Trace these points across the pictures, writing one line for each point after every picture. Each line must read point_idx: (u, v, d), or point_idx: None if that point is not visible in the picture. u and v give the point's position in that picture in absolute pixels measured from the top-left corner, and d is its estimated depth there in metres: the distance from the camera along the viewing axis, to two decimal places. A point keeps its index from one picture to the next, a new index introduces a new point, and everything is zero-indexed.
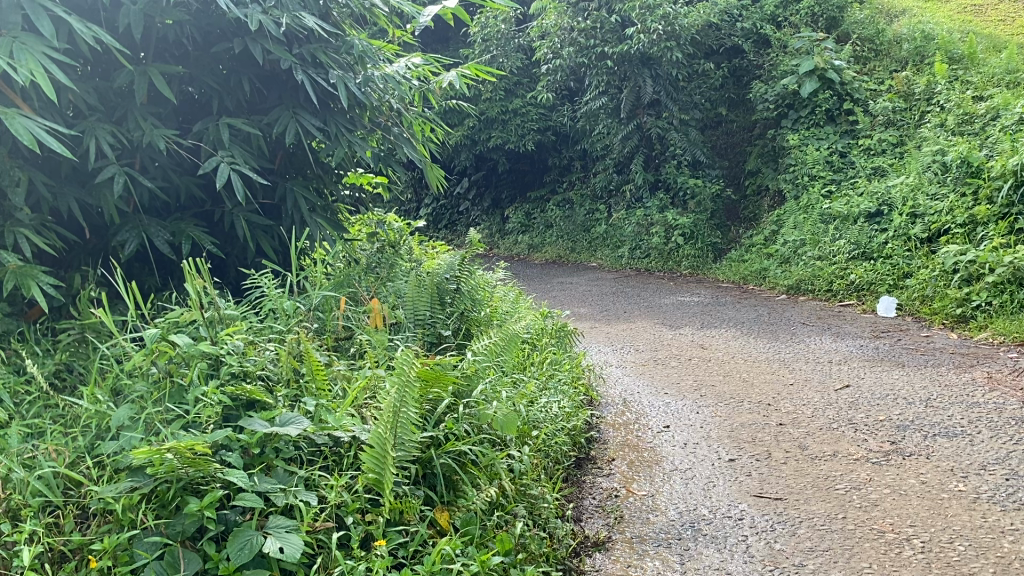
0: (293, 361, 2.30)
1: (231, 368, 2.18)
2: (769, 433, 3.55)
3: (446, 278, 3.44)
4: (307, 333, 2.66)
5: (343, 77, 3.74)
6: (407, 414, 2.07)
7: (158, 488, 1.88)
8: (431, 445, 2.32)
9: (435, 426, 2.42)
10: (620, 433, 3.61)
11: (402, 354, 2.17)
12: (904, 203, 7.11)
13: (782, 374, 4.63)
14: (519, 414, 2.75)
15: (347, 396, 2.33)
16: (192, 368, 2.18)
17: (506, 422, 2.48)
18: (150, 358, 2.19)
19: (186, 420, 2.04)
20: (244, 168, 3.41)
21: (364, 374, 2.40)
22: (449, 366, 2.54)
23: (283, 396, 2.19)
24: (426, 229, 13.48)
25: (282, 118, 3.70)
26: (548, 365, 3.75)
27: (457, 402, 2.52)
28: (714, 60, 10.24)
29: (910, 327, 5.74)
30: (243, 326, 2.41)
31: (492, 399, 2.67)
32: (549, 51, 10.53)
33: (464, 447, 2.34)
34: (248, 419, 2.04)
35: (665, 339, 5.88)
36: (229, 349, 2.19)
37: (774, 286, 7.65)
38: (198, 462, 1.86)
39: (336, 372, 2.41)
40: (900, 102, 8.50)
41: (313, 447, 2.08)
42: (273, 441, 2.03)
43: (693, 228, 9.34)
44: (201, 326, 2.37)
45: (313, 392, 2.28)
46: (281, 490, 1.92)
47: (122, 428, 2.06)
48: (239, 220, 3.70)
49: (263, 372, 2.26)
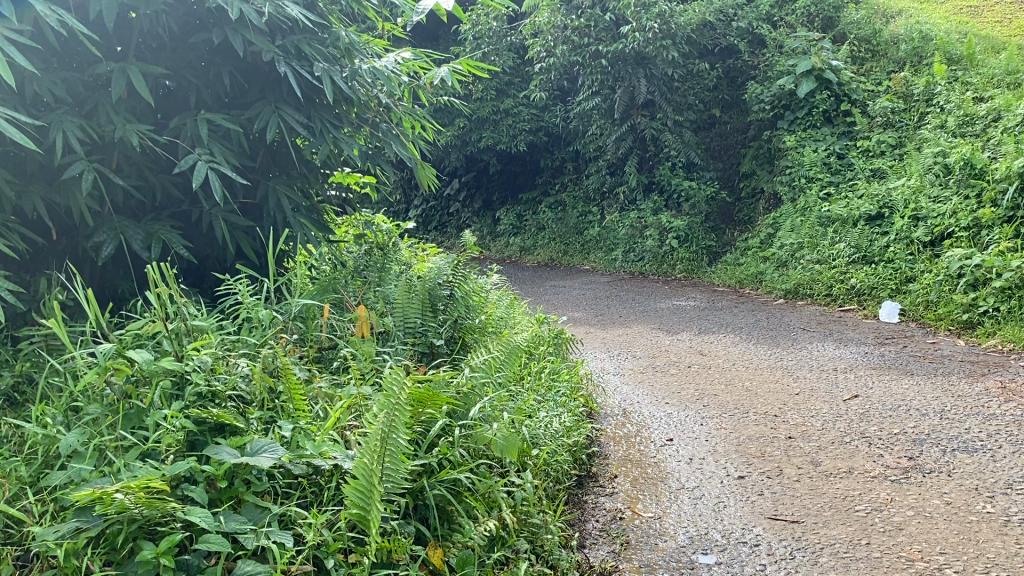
0: (267, 380, 2.09)
1: (197, 389, 1.97)
2: (779, 447, 3.36)
3: (439, 283, 3.24)
4: (285, 345, 2.44)
5: (328, 70, 3.53)
6: (395, 443, 1.86)
7: (107, 529, 1.66)
8: (423, 474, 2.11)
9: (427, 451, 2.21)
10: (622, 447, 3.42)
11: (390, 375, 1.96)
12: (906, 206, 6.94)
13: (788, 383, 4.44)
14: (518, 433, 2.55)
15: (329, 418, 2.12)
16: (152, 389, 1.98)
17: (504, 447, 2.28)
18: (104, 377, 1.98)
19: (145, 449, 1.83)
20: (223, 166, 3.20)
21: (350, 395, 2.20)
22: (441, 384, 2.34)
23: (255, 419, 1.98)
24: (416, 232, 13.26)
25: (263, 113, 3.49)
26: (546, 376, 3.54)
27: (450, 425, 2.32)
28: (710, 60, 10.09)
29: (915, 334, 5.56)
30: (212, 340, 2.19)
31: (489, 418, 2.47)
32: (542, 49, 10.36)
33: (459, 475, 2.13)
34: (214, 447, 1.83)
35: (663, 345, 5.70)
36: (194, 367, 1.99)
37: (772, 290, 7.47)
38: (153, 501, 1.64)
39: (317, 391, 2.21)
40: (899, 102, 8.34)
41: (290, 478, 1.88)
42: (242, 473, 1.81)
43: (688, 230, 9.17)
44: (165, 340, 2.16)
45: (290, 413, 2.07)
46: (251, 530, 1.71)
47: (71, 457, 1.85)
48: (217, 221, 3.48)
49: (235, 390, 2.06)
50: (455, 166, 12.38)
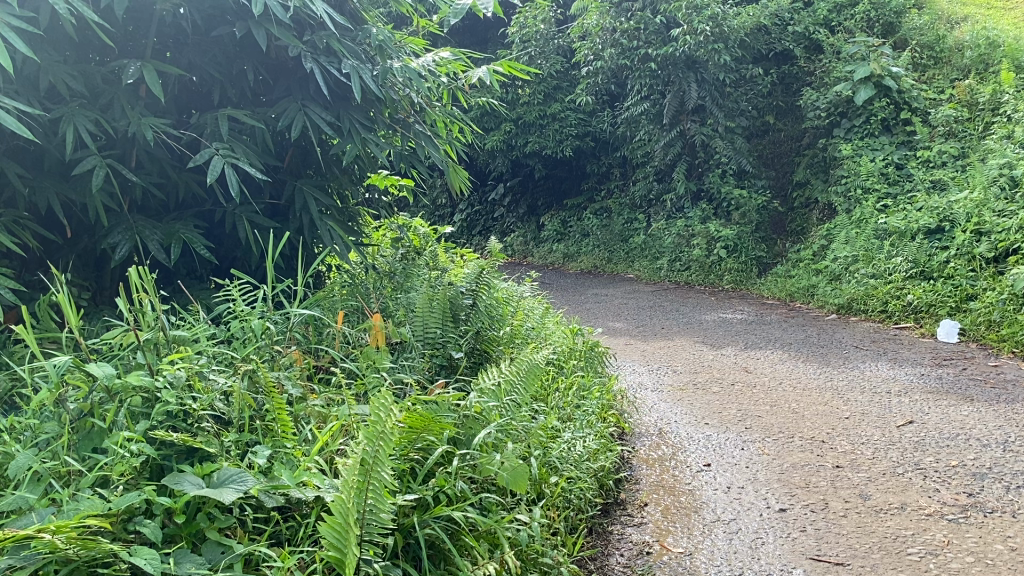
0: (249, 397, 1.95)
1: (167, 408, 1.84)
2: (825, 477, 3.12)
3: (461, 292, 3.07)
4: (285, 359, 2.30)
5: (356, 67, 3.37)
6: (380, 478, 1.70)
7: (42, 569, 1.50)
8: (416, 509, 1.94)
9: (425, 483, 2.05)
10: (655, 471, 3.21)
11: (378, 401, 1.80)
12: (968, 220, 6.59)
13: (837, 407, 4.17)
14: (535, 459, 2.36)
15: (318, 442, 1.98)
16: (117, 408, 1.84)
17: (511, 478, 2.10)
18: (58, 396, 1.85)
19: (100, 476, 1.68)
20: (241, 163, 3.05)
21: (344, 417, 2.05)
22: (443, 408, 2.18)
23: (227, 442, 1.85)
24: (460, 237, 13.13)
25: (289, 110, 3.34)
26: (574, 393, 3.33)
27: (453, 452, 2.15)
28: (764, 65, 9.80)
29: (977, 356, 5.24)
30: (191, 354, 2.06)
31: (501, 445, 2.29)
32: (590, 53, 10.18)
33: (456, 512, 1.94)
34: (176, 475, 1.69)
35: (706, 360, 5.45)
36: (164, 383, 1.85)
37: (824, 305, 7.16)
38: (90, 541, 1.49)
39: (309, 410, 2.09)
40: (963, 111, 7.97)
41: (260, 513, 1.74)
42: (208, 505, 1.68)
43: (737, 240, 8.88)
44: (136, 353, 2.03)
45: (276, 438, 1.94)
46: (209, 572, 1.55)
47: (18, 481, 1.69)
48: (239, 222, 3.36)
49: (213, 407, 1.92)
50: (501, 171, 12.24)
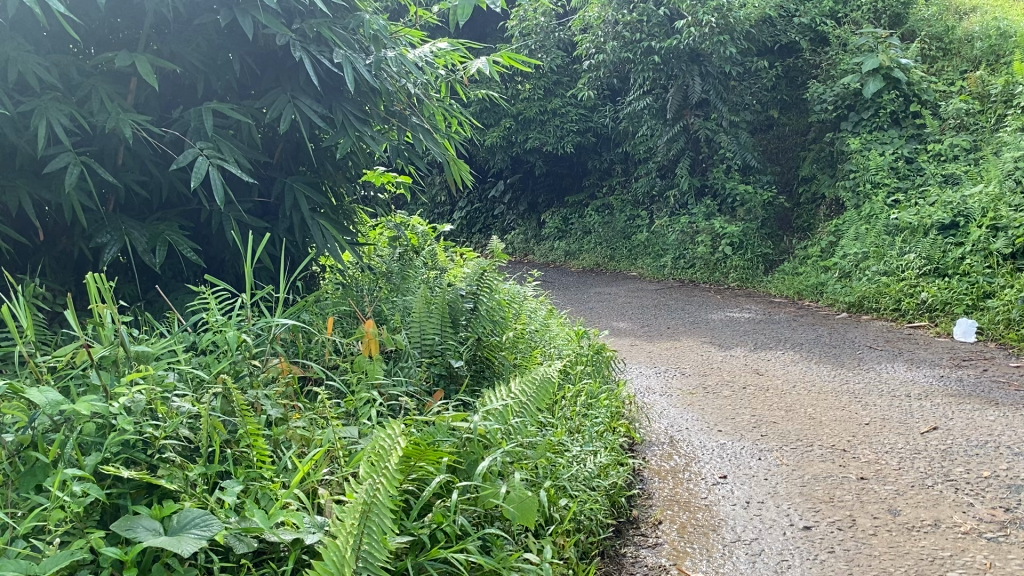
0: (220, 423, 1.79)
1: (123, 437, 1.67)
2: (849, 490, 2.93)
3: (461, 296, 2.88)
4: (265, 376, 2.12)
5: (349, 56, 3.17)
6: (378, 522, 1.56)
7: None
8: (408, 550, 1.77)
9: (418, 519, 1.88)
10: (668, 484, 3.02)
11: (379, 438, 1.68)
12: (984, 214, 6.42)
13: (856, 412, 3.98)
14: (539, 483, 2.17)
15: (299, 473, 1.81)
16: (67, 438, 1.68)
17: (519, 512, 1.92)
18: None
19: (43, 521, 1.51)
20: (228, 163, 2.85)
21: (333, 444, 1.89)
22: (441, 433, 2.01)
23: (193, 476, 1.68)
24: (459, 235, 12.89)
25: (278, 102, 3.14)
26: (581, 401, 3.14)
27: (452, 483, 1.99)
28: (769, 58, 9.61)
29: (996, 356, 5.05)
30: (153, 376, 1.90)
31: (502, 472, 2.10)
32: (591, 46, 9.98)
33: (452, 554, 1.77)
34: (130, 518, 1.53)
35: (714, 362, 5.26)
36: (120, 409, 1.69)
37: (834, 303, 6.96)
38: None
39: (290, 434, 1.92)
40: (974, 103, 7.77)
41: (229, 560, 1.57)
42: (166, 554, 1.52)
43: (743, 237, 8.70)
44: (91, 372, 1.86)
45: (254, 471, 1.77)
46: None
47: None
48: (228, 222, 3.17)
49: (176, 434, 1.76)
50: (501, 168, 12.05)
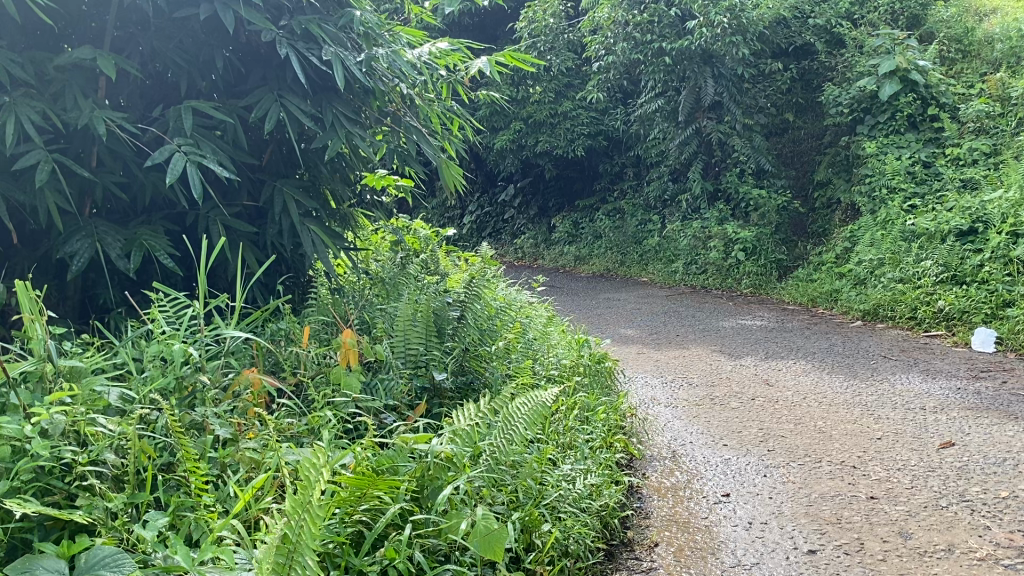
0: (148, 447, 1.72)
1: (39, 462, 1.59)
2: (858, 511, 2.78)
3: (447, 303, 2.76)
4: (218, 393, 2.03)
5: (338, 54, 3.05)
6: (303, 563, 1.49)
7: None
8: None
9: (371, 553, 1.77)
10: (668, 502, 2.87)
11: (307, 466, 1.62)
12: (1003, 220, 6.23)
13: (867, 426, 3.82)
14: (515, 510, 2.04)
15: (238, 500, 1.73)
16: None
17: (481, 544, 1.79)
18: None
19: None
20: (206, 161, 2.73)
21: (277, 473, 1.79)
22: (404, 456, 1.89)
23: (115, 506, 1.61)
24: (469, 238, 12.77)
25: (263, 102, 3.01)
26: (577, 415, 3.01)
27: (412, 514, 1.87)
28: (783, 61, 9.44)
29: (1016, 367, 4.88)
30: (81, 397, 1.81)
31: (473, 500, 1.97)
32: (602, 47, 9.85)
33: None
34: (36, 556, 1.44)
35: (722, 371, 5.10)
36: (33, 434, 1.61)
37: (848, 310, 6.79)
38: None
39: (239, 455, 1.83)
40: (994, 106, 7.58)
41: None
42: None
43: (755, 242, 8.53)
44: (14, 393, 1.76)
45: (189, 499, 1.69)
46: None
47: None
48: (213, 226, 3.04)
49: (99, 461, 1.70)
50: (512, 171, 11.92)
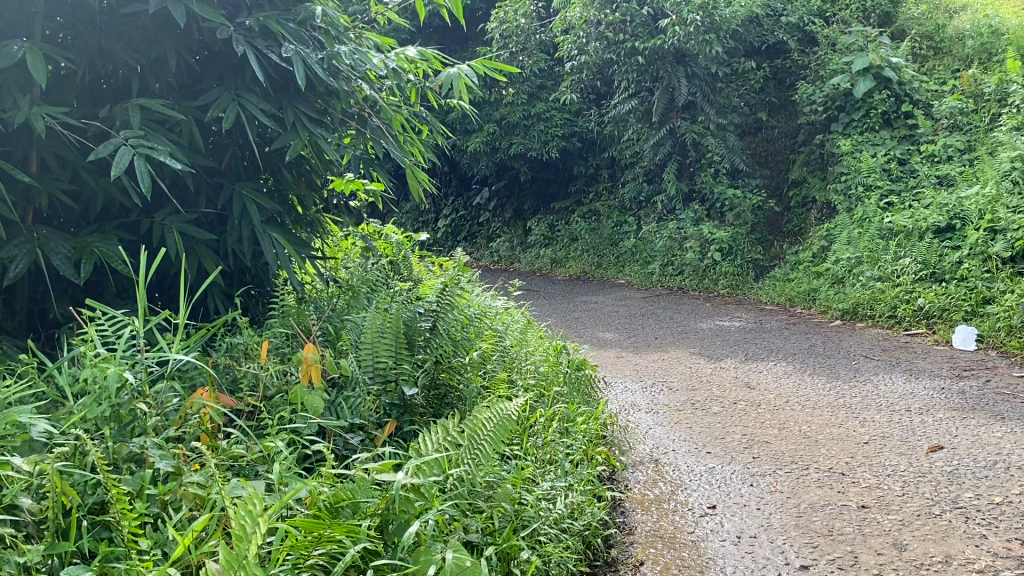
0: (69, 488, 1.58)
1: None
2: (850, 522, 2.67)
3: (417, 314, 2.61)
4: (162, 420, 1.88)
5: (298, 51, 2.91)
6: None
7: None
8: None
9: None
10: (652, 516, 2.75)
11: (243, 518, 1.49)
12: (981, 216, 6.19)
13: (852, 429, 3.72)
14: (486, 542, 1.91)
15: (174, 545, 1.59)
16: None
17: None
18: None
19: None
20: (155, 154, 2.57)
21: (220, 513, 1.64)
22: (365, 490, 1.74)
23: (29, 560, 1.45)
24: (445, 243, 12.59)
25: (219, 100, 2.87)
26: (556, 427, 2.88)
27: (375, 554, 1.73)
28: (756, 59, 9.39)
29: (999, 366, 4.81)
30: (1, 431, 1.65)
31: (443, 533, 1.83)
32: (574, 47, 9.74)
33: None
34: None
35: (702, 374, 4.99)
36: None
37: (826, 310, 6.71)
38: None
39: (180, 491, 1.69)
40: (967, 102, 7.56)
41: None
42: None
43: (732, 242, 8.45)
44: None
45: (119, 546, 1.55)
46: None
47: None
48: (169, 234, 2.88)
49: (16, 507, 1.55)
50: (486, 174, 11.78)
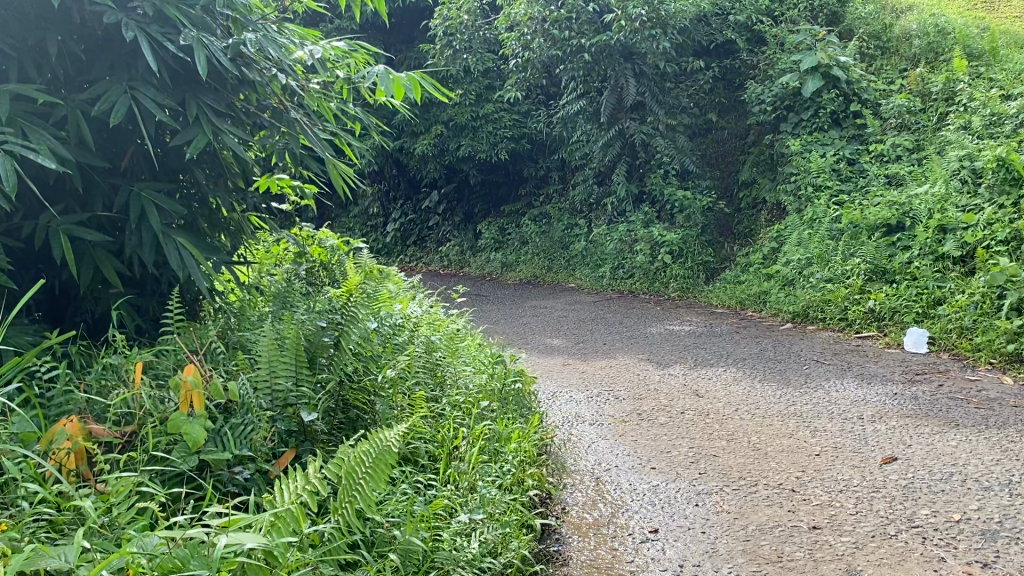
0: None
1: None
2: (800, 545, 2.47)
3: (320, 328, 2.50)
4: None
5: (198, 39, 2.65)
6: None
7: None
8: None
9: None
10: (589, 543, 2.53)
11: None
12: (930, 216, 6.09)
13: (804, 440, 3.54)
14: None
15: None
16: None
17: None
18: None
19: None
20: (28, 149, 2.29)
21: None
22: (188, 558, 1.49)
23: None
24: (394, 249, 12.27)
25: (108, 94, 2.59)
26: (483, 458, 2.65)
27: None
28: (704, 59, 9.26)
29: (951, 369, 4.69)
30: None
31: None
32: (518, 44, 9.50)
33: None
34: None
35: (650, 383, 4.78)
36: None
37: (777, 312, 6.57)
38: None
39: None
40: (915, 101, 7.51)
41: None
42: None
43: (682, 244, 8.30)
44: None
45: None
46: None
47: None
48: (56, 236, 2.57)
49: None
50: (434, 176, 11.52)
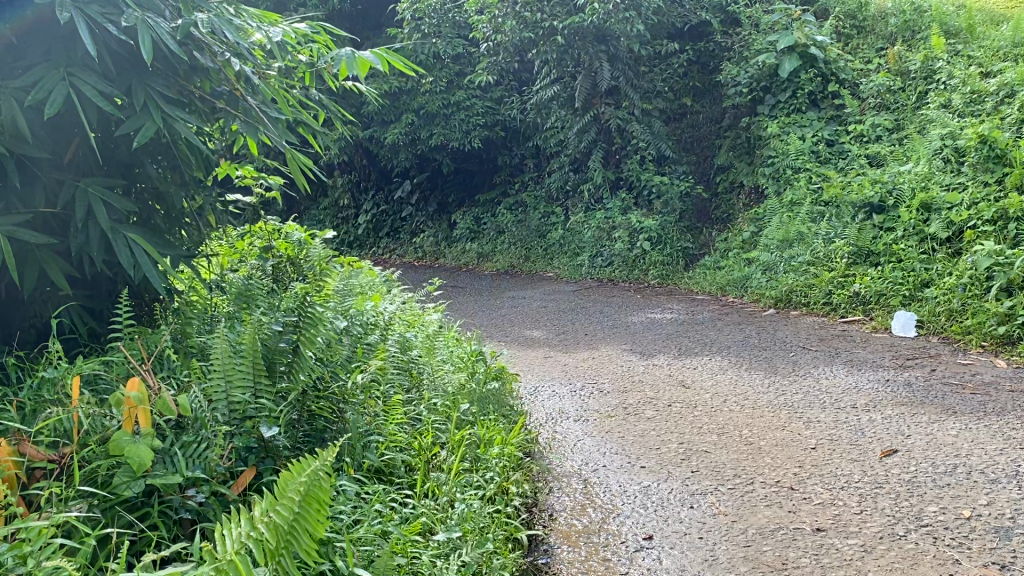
0: None
1: None
2: (804, 550, 2.31)
3: (276, 330, 2.29)
4: None
5: (141, 20, 2.44)
6: None
7: None
8: None
9: None
10: (580, 553, 2.37)
11: None
12: (913, 195, 5.97)
13: (797, 432, 3.39)
14: None
15: None
16: None
17: None
18: None
19: None
20: None
21: None
22: None
23: None
24: (367, 241, 12.03)
25: (44, 82, 2.37)
26: (465, 470, 2.51)
27: None
28: (679, 42, 9.10)
29: (942, 353, 4.57)
30: None
31: None
32: (489, 27, 9.29)
33: None
34: None
35: (635, 374, 4.62)
36: None
37: (760, 298, 6.43)
38: None
39: None
40: (894, 80, 7.38)
41: None
42: None
43: (660, 231, 8.15)
44: None
45: None
46: None
47: None
48: None
49: None
50: (406, 166, 11.28)
